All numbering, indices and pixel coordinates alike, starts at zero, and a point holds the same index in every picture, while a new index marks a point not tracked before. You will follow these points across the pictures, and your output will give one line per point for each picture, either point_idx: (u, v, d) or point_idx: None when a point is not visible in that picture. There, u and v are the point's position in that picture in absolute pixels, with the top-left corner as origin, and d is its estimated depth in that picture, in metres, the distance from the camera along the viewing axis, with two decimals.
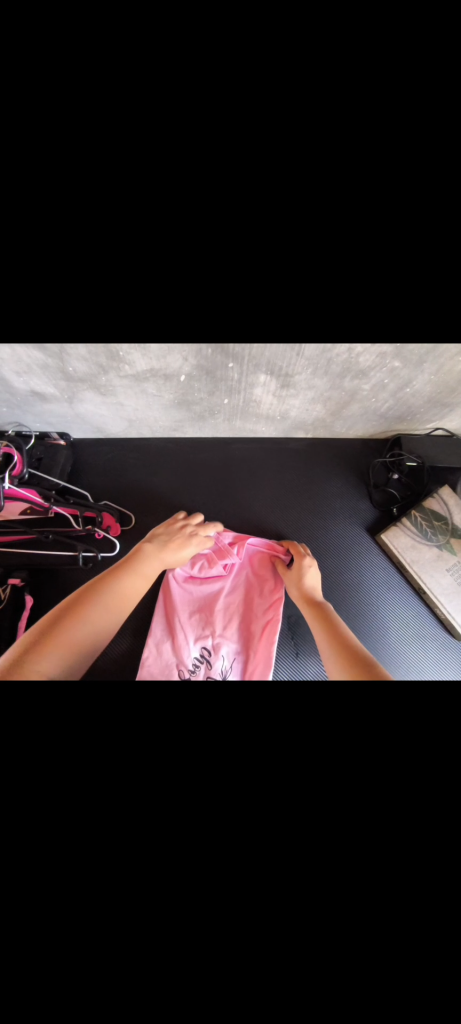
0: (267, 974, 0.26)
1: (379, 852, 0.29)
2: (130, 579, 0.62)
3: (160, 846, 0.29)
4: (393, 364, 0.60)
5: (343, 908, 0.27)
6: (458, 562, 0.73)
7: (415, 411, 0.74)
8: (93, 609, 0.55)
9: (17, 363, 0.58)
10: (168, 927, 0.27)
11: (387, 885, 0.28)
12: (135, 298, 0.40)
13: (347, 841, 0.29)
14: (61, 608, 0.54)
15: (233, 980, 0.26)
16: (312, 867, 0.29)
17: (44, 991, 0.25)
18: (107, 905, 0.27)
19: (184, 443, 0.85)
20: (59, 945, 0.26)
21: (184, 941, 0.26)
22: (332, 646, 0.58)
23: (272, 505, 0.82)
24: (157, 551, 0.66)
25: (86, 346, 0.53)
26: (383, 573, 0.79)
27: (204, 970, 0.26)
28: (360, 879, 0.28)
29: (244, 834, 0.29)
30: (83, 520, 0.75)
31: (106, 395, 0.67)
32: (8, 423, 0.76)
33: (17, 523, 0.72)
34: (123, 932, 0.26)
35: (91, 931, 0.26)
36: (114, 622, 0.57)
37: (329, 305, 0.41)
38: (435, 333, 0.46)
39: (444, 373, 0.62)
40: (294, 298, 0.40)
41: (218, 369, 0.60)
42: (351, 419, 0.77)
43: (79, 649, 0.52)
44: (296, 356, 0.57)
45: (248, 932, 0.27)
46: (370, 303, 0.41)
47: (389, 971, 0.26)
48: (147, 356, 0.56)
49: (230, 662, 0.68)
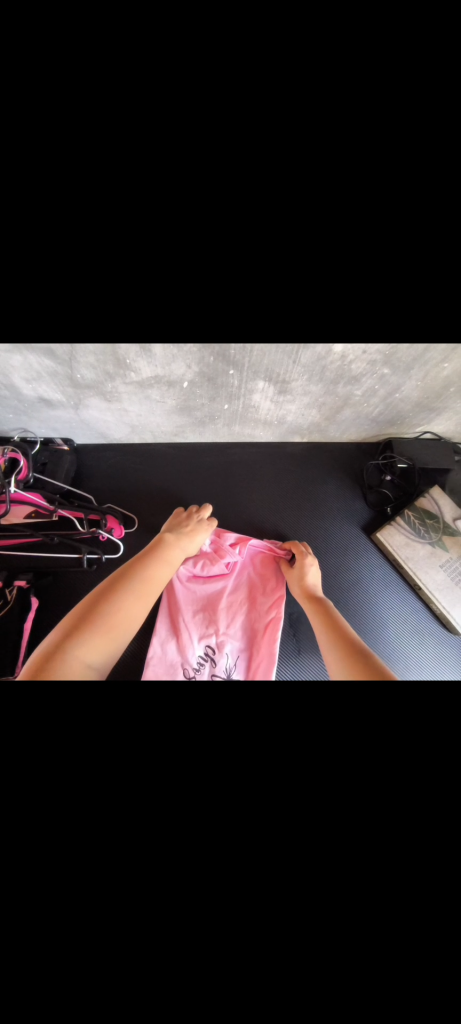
0: (285, 942, 0.27)
1: (391, 832, 0.30)
2: (155, 564, 0.64)
3: (180, 824, 0.30)
4: (384, 369, 0.63)
5: (356, 880, 0.29)
6: (451, 558, 0.77)
7: (405, 415, 0.78)
8: (122, 597, 0.57)
9: (28, 372, 0.61)
10: (189, 906, 0.28)
11: (401, 862, 0.29)
12: (147, 301, 0.42)
13: (359, 814, 0.30)
14: (90, 601, 0.56)
15: (255, 954, 0.27)
16: (326, 846, 0.30)
17: (68, 978, 0.26)
18: (128, 887, 0.28)
19: (185, 449, 0.88)
20: (88, 914, 0.27)
21: (207, 915, 0.27)
22: (333, 646, 0.59)
23: (272, 506, 0.85)
24: (179, 551, 0.68)
25: (95, 353, 0.56)
26: (379, 571, 0.81)
27: (226, 940, 0.27)
28: (373, 857, 0.29)
29: (259, 817, 0.30)
30: (87, 520, 0.75)
31: (111, 402, 0.70)
32: (13, 431, 0.79)
33: (23, 524, 0.73)
34: (147, 900, 0.27)
35: (112, 912, 0.27)
36: (136, 615, 0.57)
37: (329, 308, 0.44)
38: (425, 335, 0.49)
39: (431, 378, 0.66)
40: (296, 299, 0.42)
41: (219, 376, 0.63)
42: (345, 421, 0.80)
43: (108, 642, 0.52)
44: (293, 361, 0.60)
45: (267, 913, 0.28)
46: (365, 307, 0.44)
47: (403, 944, 0.27)
48: (152, 365, 0.60)
49: (234, 659, 0.70)
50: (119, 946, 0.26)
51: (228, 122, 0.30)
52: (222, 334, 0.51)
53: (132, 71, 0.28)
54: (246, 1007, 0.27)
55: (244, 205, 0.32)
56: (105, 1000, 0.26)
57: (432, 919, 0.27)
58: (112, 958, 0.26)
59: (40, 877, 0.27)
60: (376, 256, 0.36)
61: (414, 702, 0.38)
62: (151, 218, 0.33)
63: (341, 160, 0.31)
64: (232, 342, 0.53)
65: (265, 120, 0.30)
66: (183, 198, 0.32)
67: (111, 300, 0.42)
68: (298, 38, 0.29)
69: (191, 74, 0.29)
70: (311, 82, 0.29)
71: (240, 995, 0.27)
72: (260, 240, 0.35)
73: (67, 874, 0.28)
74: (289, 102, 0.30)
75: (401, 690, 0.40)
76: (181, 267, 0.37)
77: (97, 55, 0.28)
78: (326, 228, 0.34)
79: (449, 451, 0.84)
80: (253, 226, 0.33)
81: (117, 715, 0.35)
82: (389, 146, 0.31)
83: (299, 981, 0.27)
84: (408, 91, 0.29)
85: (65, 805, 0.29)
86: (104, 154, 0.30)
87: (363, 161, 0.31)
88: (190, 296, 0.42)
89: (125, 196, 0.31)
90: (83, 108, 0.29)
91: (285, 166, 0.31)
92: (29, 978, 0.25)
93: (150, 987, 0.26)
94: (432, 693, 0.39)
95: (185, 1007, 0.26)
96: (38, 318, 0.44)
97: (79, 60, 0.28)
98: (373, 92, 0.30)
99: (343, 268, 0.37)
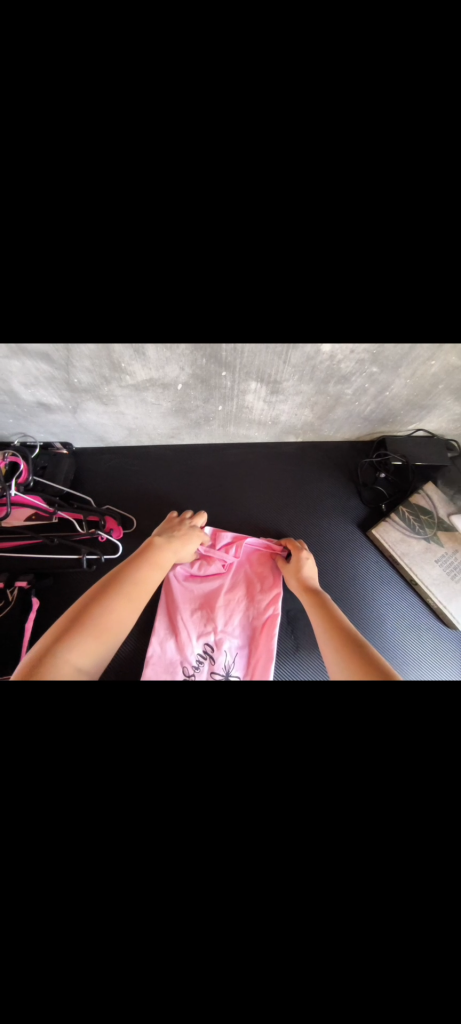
0: (279, 922, 0.28)
1: (381, 814, 0.31)
2: (144, 569, 0.65)
3: (176, 810, 0.30)
4: (373, 369, 0.65)
5: (349, 862, 0.29)
6: (447, 554, 0.78)
7: (396, 414, 0.80)
8: (114, 602, 0.58)
9: (26, 374, 0.62)
10: (182, 891, 0.28)
11: (391, 847, 0.30)
12: (136, 304, 0.43)
13: (351, 800, 0.31)
14: (79, 603, 0.57)
15: (248, 935, 0.28)
16: (319, 820, 0.31)
17: (64, 959, 0.26)
18: (122, 876, 0.28)
19: (182, 450, 0.89)
20: (84, 898, 0.27)
21: (201, 899, 0.28)
22: (332, 644, 0.58)
23: (268, 505, 0.86)
24: (170, 553, 0.69)
25: (91, 356, 0.58)
26: (376, 569, 0.82)
27: (218, 924, 0.28)
28: (366, 838, 0.30)
29: (253, 803, 0.31)
30: (87, 523, 0.78)
31: (108, 404, 0.71)
32: (13, 434, 0.81)
33: (23, 526, 0.75)
34: (141, 881, 0.28)
35: (106, 899, 0.27)
36: (129, 612, 0.59)
37: (316, 310, 0.45)
38: (409, 336, 0.51)
39: (419, 377, 0.68)
40: (283, 302, 0.44)
41: (212, 376, 0.65)
42: (338, 421, 0.82)
43: (99, 644, 0.53)
44: (283, 361, 0.62)
45: (259, 895, 0.28)
46: (350, 309, 0.45)
47: (394, 919, 0.28)
48: (146, 366, 0.61)
49: (233, 655, 0.70)
50: (114, 928, 0.27)
51: (213, 125, 0.30)
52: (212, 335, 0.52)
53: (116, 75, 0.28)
54: (235, 989, 0.27)
55: (229, 208, 0.32)
56: (99, 982, 0.26)
57: (422, 905, 0.28)
58: (108, 938, 0.27)
59: (37, 860, 0.28)
60: (359, 259, 0.37)
61: (406, 703, 0.38)
62: (138, 222, 0.33)
63: (326, 163, 0.31)
64: (223, 343, 0.54)
65: (251, 124, 0.30)
66: (168, 201, 0.32)
67: (100, 303, 0.42)
68: (282, 43, 0.29)
69: (175, 79, 0.29)
70: (296, 85, 0.30)
71: (231, 979, 0.27)
72: (245, 245, 0.35)
73: (63, 856, 0.28)
74: (274, 106, 0.30)
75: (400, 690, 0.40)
76: (169, 273, 0.37)
77: (80, 58, 0.28)
78: (307, 233, 0.34)
79: (442, 448, 0.86)
80: (237, 230, 0.34)
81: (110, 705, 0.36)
82: (374, 147, 0.31)
83: (293, 960, 0.27)
84: (390, 91, 0.29)
85: (61, 787, 0.30)
86: (87, 156, 0.30)
87: (343, 161, 0.31)
88: (179, 299, 0.42)
89: (108, 197, 0.31)
90: (65, 108, 0.28)
91: (266, 167, 0.31)
92: (23, 960, 0.25)
93: (144, 971, 0.26)
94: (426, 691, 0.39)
95: (174, 989, 0.26)
96: (29, 320, 0.45)
97: (59, 60, 0.27)
98: (358, 93, 0.30)
99: (327, 273, 0.38)
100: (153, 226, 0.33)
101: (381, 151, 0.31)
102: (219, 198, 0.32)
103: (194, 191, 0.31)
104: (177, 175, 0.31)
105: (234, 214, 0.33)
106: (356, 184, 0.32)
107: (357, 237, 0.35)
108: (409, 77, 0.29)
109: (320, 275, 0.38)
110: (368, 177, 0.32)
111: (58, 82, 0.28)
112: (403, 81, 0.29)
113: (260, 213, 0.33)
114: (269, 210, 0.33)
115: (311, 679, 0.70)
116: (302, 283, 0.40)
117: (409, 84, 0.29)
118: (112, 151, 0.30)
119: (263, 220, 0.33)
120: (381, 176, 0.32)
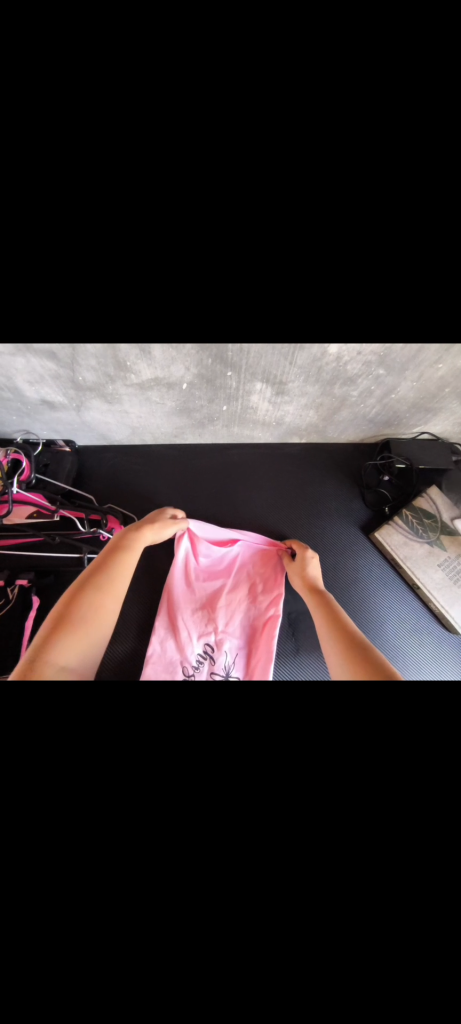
0: (282, 936, 0.27)
1: (386, 822, 0.30)
2: (118, 559, 0.64)
3: (178, 818, 0.30)
4: (379, 370, 0.65)
5: (354, 873, 0.29)
6: (449, 557, 0.78)
7: (401, 416, 0.80)
8: (90, 595, 0.57)
9: (30, 374, 0.62)
10: (183, 899, 0.28)
11: (401, 861, 0.29)
12: (144, 303, 0.42)
13: (356, 813, 0.31)
14: (55, 612, 0.55)
15: (251, 946, 0.27)
16: (321, 828, 0.30)
17: (66, 964, 0.26)
18: (123, 882, 0.28)
19: (185, 450, 0.89)
20: (85, 908, 0.27)
21: (203, 912, 0.27)
22: (335, 646, 0.58)
23: (271, 505, 0.86)
24: (144, 536, 0.68)
25: (96, 355, 0.57)
26: (378, 571, 0.82)
27: (219, 937, 0.27)
28: (372, 851, 0.29)
29: (256, 813, 0.31)
30: (88, 521, 0.78)
31: (112, 403, 0.71)
32: (16, 432, 0.81)
33: (25, 525, 0.74)
34: (141, 889, 0.28)
35: (105, 907, 0.27)
36: (110, 601, 0.58)
37: (326, 310, 0.44)
38: (418, 337, 0.50)
39: (426, 379, 0.67)
40: (293, 302, 0.43)
41: (218, 377, 0.65)
42: (343, 422, 0.82)
43: (85, 640, 0.53)
44: (290, 361, 0.61)
45: (259, 900, 0.28)
46: (359, 310, 0.45)
47: (400, 940, 0.27)
48: (152, 366, 0.61)
49: (233, 656, 0.70)
50: (114, 935, 0.27)
51: (226, 127, 0.30)
52: (219, 334, 0.51)
53: (132, 77, 0.28)
54: (237, 998, 0.27)
55: (241, 207, 0.32)
56: (99, 987, 0.26)
57: (432, 929, 0.27)
58: (108, 945, 0.26)
59: (36, 864, 0.28)
60: (375, 259, 0.36)
61: (414, 708, 0.37)
62: (148, 220, 0.32)
63: (340, 163, 0.31)
64: (230, 343, 0.53)
65: (265, 125, 0.30)
66: (180, 200, 0.31)
67: (108, 303, 0.42)
68: (299, 43, 0.29)
69: (190, 80, 0.29)
70: (310, 86, 0.29)
71: (233, 987, 0.27)
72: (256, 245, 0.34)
73: (63, 860, 0.28)
74: (288, 107, 0.30)
75: (405, 692, 0.40)
76: (178, 271, 0.37)
77: (92, 60, 0.28)
78: (320, 232, 0.33)
79: (447, 451, 0.85)
80: (249, 229, 0.33)
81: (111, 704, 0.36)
82: (389, 148, 0.30)
83: (296, 969, 0.27)
84: (406, 91, 0.29)
85: (61, 788, 0.30)
86: (100, 156, 0.30)
87: (360, 161, 0.31)
88: (188, 298, 0.42)
89: (119, 196, 0.31)
90: (79, 112, 0.29)
91: (280, 167, 0.31)
92: (22, 969, 0.25)
93: (145, 978, 0.26)
94: (429, 695, 0.39)
95: (175, 999, 0.26)
96: (36, 318, 0.44)
97: (68, 62, 0.28)
98: (373, 94, 0.29)
99: (338, 274, 0.38)
100: (163, 224, 0.32)
101: (396, 151, 0.30)
102: (230, 196, 0.32)
103: (205, 188, 0.31)
104: (192, 172, 0.31)
105: (245, 211, 0.32)
106: (371, 184, 0.31)
107: (371, 237, 0.34)
108: (425, 78, 0.28)
109: (331, 276, 0.38)
110: (383, 175, 0.31)
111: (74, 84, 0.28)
112: (419, 81, 0.29)
113: (272, 213, 0.32)
114: (284, 208, 0.32)
115: (311, 679, 0.70)
116: (313, 283, 0.39)
117: (425, 85, 0.29)
118: (123, 150, 0.30)
119: (275, 220, 0.33)
120: (395, 175, 0.31)
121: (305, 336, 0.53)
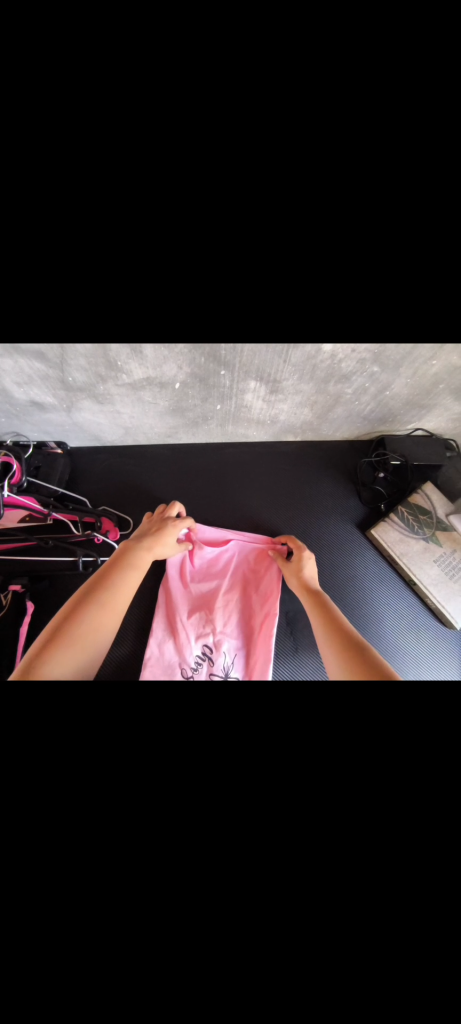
0: (289, 951, 0.27)
1: (398, 836, 0.29)
2: (122, 575, 0.62)
3: (181, 832, 0.29)
4: (373, 367, 0.64)
5: (363, 883, 0.28)
6: (445, 552, 0.78)
7: (396, 413, 0.80)
8: (88, 615, 0.55)
9: (18, 373, 0.60)
10: (188, 915, 0.27)
11: (409, 867, 0.28)
12: (134, 301, 0.41)
13: (364, 821, 0.30)
14: (51, 625, 0.53)
15: (258, 961, 0.27)
16: (328, 837, 0.29)
17: (67, 987, 0.25)
18: (125, 901, 0.27)
19: (179, 450, 0.88)
20: (85, 929, 0.26)
21: (208, 928, 0.27)
22: (330, 646, 0.58)
23: (267, 504, 0.85)
24: (147, 552, 0.67)
25: (86, 354, 0.56)
26: (375, 568, 0.82)
27: (225, 952, 0.27)
28: (380, 860, 0.29)
29: (261, 823, 0.30)
30: (82, 527, 0.77)
31: (103, 403, 0.70)
32: (6, 434, 0.79)
33: (16, 530, 0.74)
34: (144, 909, 0.27)
35: (108, 924, 0.26)
36: (110, 621, 0.57)
37: (322, 308, 0.43)
38: (414, 334, 0.49)
39: (420, 375, 0.67)
40: (288, 300, 0.42)
41: (211, 376, 0.64)
42: (337, 421, 0.82)
43: (85, 647, 0.53)
44: (284, 360, 0.61)
45: (266, 917, 0.27)
46: (355, 308, 0.44)
47: (409, 953, 0.26)
48: (143, 365, 0.60)
49: (232, 656, 0.70)
50: (117, 951, 0.26)
51: (218, 115, 0.28)
52: (212, 333, 0.50)
53: (118, 63, 0.27)
54: (245, 1002, 0.26)
55: (235, 200, 0.31)
56: (107, 996, 0.25)
57: (441, 938, 0.26)
58: (112, 961, 0.26)
59: (33, 884, 0.26)
60: (371, 256, 0.35)
61: (413, 705, 0.37)
62: (139, 213, 0.31)
63: (336, 155, 0.30)
64: (223, 342, 0.52)
65: (259, 116, 0.29)
66: (171, 193, 0.30)
67: (96, 300, 0.40)
68: (294, 29, 0.27)
69: (179, 66, 0.28)
70: (305, 72, 0.28)
71: (241, 993, 0.26)
72: (251, 239, 0.33)
73: (63, 880, 0.27)
74: (283, 95, 0.29)
75: (406, 691, 0.40)
76: (170, 268, 0.35)
77: (73, 45, 0.26)
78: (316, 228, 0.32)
79: (441, 448, 0.85)
80: (243, 224, 0.32)
81: (109, 713, 0.35)
82: (387, 139, 0.29)
83: (304, 980, 0.26)
84: (404, 79, 0.28)
85: (59, 803, 0.29)
86: (86, 147, 0.28)
87: (358, 153, 0.30)
88: (180, 297, 0.41)
89: (106, 190, 0.30)
90: (59, 100, 0.27)
91: (275, 159, 0.30)
92: (24, 989, 0.24)
93: (151, 988, 0.26)
94: (430, 692, 0.39)
95: (183, 1004, 0.25)
96: (22, 316, 0.43)
97: (49, 45, 0.26)
98: (370, 81, 0.28)
99: (335, 271, 0.37)
100: (157, 217, 0.31)
101: (394, 142, 0.29)
102: (224, 191, 0.30)
103: (198, 182, 0.30)
104: (183, 165, 0.29)
105: (240, 206, 0.31)
106: (371, 177, 0.30)
107: (373, 230, 0.33)
108: (424, 65, 0.27)
109: (328, 273, 0.37)
110: (383, 167, 0.30)
111: (58, 70, 0.27)
112: (418, 68, 0.28)
113: (267, 206, 0.31)
114: (279, 202, 0.31)
115: (311, 679, 0.70)
116: (308, 282, 0.38)
117: (424, 73, 0.28)
118: (112, 143, 0.28)
119: (271, 213, 0.32)
120: (395, 166, 0.30)
121: (299, 335, 0.52)
